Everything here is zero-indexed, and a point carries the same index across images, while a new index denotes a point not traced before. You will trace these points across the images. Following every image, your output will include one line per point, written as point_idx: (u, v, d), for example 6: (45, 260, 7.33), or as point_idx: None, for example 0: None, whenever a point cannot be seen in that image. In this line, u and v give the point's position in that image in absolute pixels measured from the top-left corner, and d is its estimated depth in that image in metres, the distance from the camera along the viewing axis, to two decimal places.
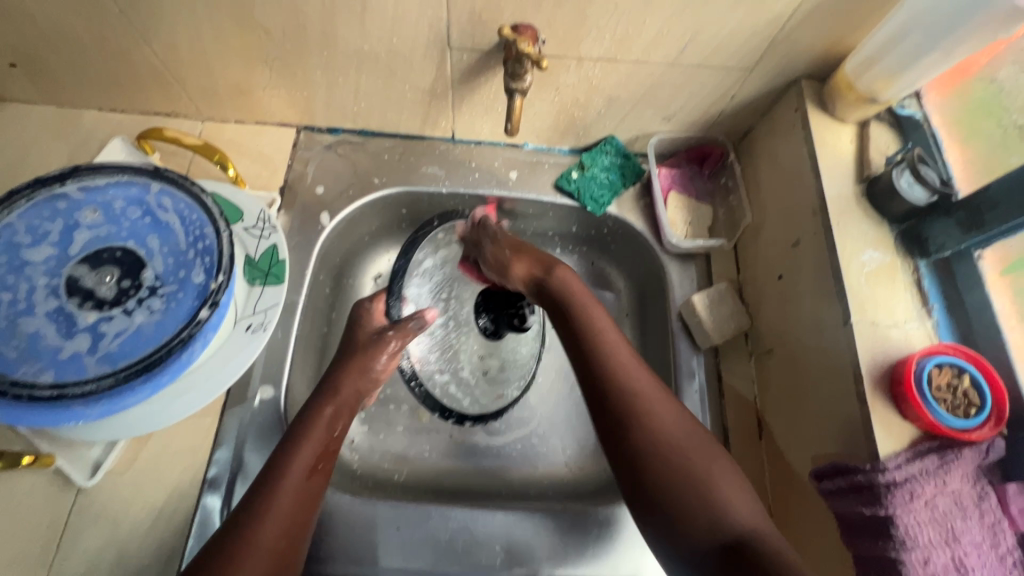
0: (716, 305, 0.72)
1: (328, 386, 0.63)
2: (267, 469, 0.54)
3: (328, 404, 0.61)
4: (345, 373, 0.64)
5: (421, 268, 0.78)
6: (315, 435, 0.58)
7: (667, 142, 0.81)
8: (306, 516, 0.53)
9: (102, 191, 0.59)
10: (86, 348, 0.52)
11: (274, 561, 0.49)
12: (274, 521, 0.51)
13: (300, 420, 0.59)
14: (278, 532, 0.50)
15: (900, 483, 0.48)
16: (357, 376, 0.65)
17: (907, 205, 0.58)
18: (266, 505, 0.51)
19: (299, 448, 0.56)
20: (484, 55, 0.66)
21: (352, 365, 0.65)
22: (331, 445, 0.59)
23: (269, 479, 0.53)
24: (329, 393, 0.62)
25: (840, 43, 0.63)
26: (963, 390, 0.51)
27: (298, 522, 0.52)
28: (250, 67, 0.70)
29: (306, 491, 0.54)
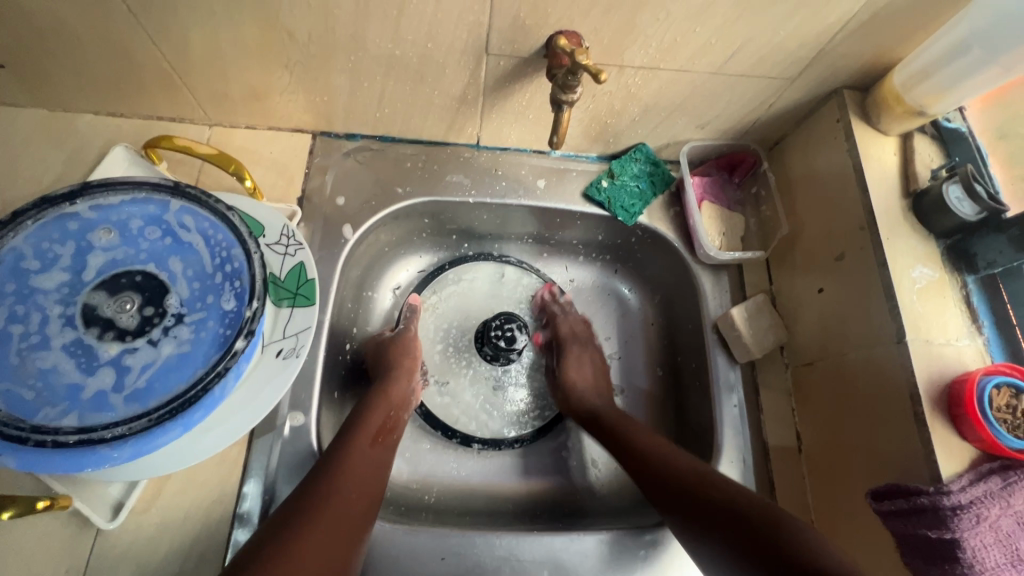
0: (754, 318, 0.72)
1: (383, 377, 0.69)
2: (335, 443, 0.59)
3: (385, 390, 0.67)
4: (394, 364, 0.70)
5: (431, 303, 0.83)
6: (375, 415, 0.63)
7: (698, 149, 0.79)
8: (372, 484, 0.57)
9: (117, 209, 0.55)
10: (112, 385, 0.48)
11: (347, 520, 0.52)
12: (343, 487, 0.54)
13: (362, 404, 0.65)
14: (348, 495, 0.54)
15: (966, 506, 0.48)
16: (406, 368, 0.70)
17: (957, 221, 0.58)
18: (335, 472, 0.55)
19: (361, 426, 0.61)
20: (522, 62, 0.63)
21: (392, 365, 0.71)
22: (389, 425, 0.64)
23: (336, 452, 0.57)
24: (385, 382, 0.68)
25: (886, 54, 0.62)
26: (1022, 410, 0.51)
27: (364, 489, 0.56)
28: (268, 71, 0.65)
29: (370, 462, 0.58)
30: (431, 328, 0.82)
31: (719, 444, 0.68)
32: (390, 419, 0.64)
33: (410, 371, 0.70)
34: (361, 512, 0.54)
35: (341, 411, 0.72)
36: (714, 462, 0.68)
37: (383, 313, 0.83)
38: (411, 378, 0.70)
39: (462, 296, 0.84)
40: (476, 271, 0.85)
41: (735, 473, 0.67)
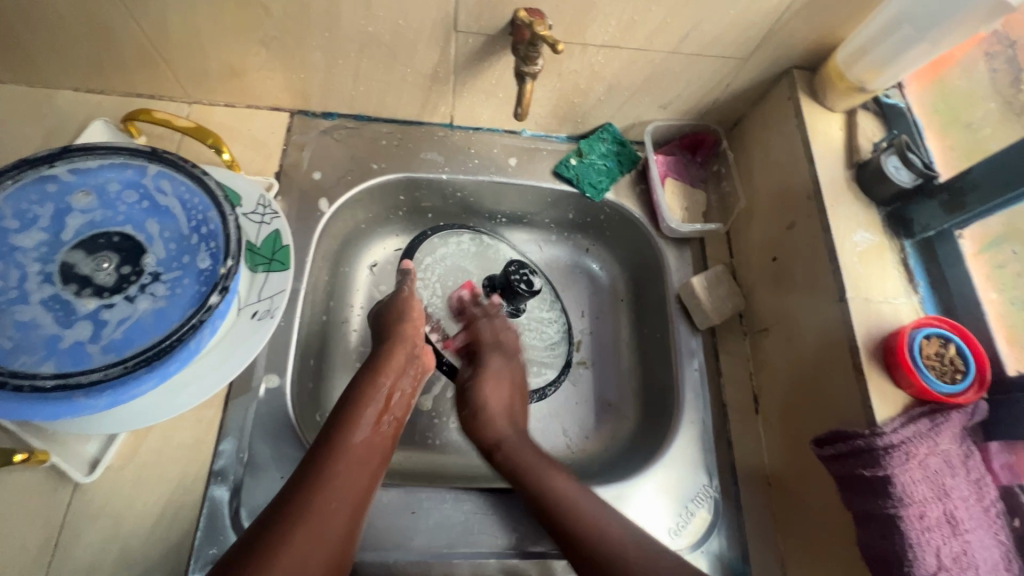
0: (713, 287, 0.75)
1: (377, 355, 0.65)
2: (323, 436, 0.57)
3: (378, 373, 0.63)
4: (388, 339, 0.66)
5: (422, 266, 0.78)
6: (366, 406, 0.60)
7: (662, 130, 0.83)
8: (361, 478, 0.56)
9: (95, 173, 0.57)
10: (88, 336, 0.50)
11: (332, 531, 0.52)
12: (329, 492, 0.54)
13: (354, 387, 0.62)
14: (334, 502, 0.53)
15: (897, 445, 0.52)
16: (403, 345, 0.65)
17: (894, 188, 0.62)
18: (322, 471, 0.54)
19: (353, 416, 0.59)
20: (490, 40, 0.66)
21: (398, 340, 0.66)
22: (382, 412, 0.61)
23: (326, 446, 0.56)
24: (379, 361, 0.64)
25: (830, 35, 0.66)
26: (949, 357, 0.55)
27: (354, 487, 0.55)
28: (246, 48, 0.68)
29: (358, 456, 0.57)
30: (427, 290, 0.77)
31: (680, 406, 0.72)
32: (384, 405, 0.62)
33: (406, 347, 0.66)
34: (347, 519, 0.54)
35: (317, 379, 0.75)
36: (675, 423, 0.71)
37: (360, 288, 0.84)
38: (408, 354, 0.66)
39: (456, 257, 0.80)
40: (458, 236, 0.81)
41: (696, 432, 0.70)
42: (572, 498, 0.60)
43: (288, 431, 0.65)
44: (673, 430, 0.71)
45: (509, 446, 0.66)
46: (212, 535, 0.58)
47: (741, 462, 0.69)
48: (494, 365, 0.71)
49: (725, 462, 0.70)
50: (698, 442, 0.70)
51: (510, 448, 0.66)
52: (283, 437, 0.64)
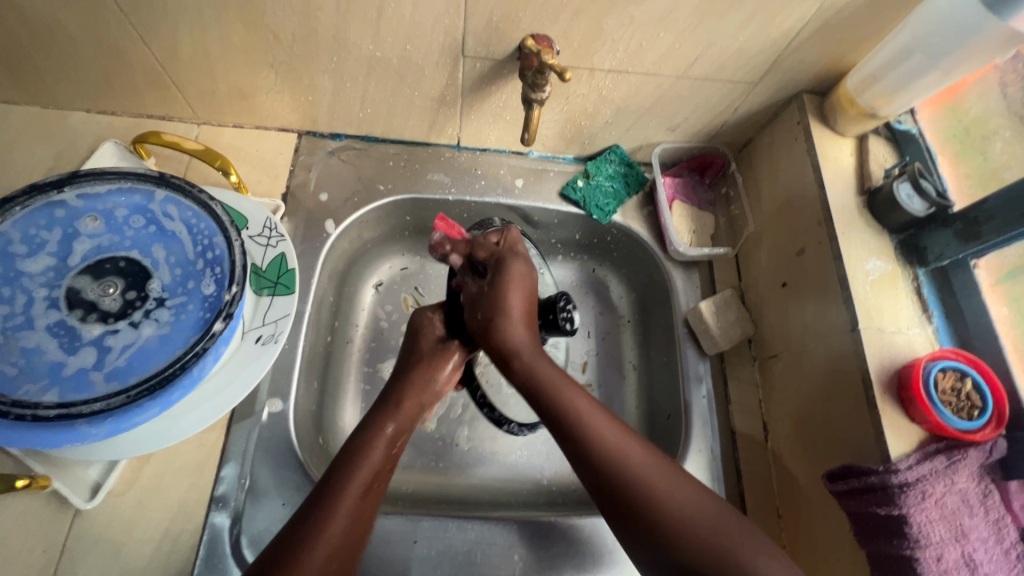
0: (722, 312, 0.74)
1: (384, 404, 0.60)
2: (324, 481, 0.52)
3: (388, 421, 0.58)
4: (403, 386, 0.61)
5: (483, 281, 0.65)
6: (375, 454, 0.54)
7: (669, 151, 0.82)
8: (359, 534, 0.50)
9: (103, 198, 0.57)
10: (92, 363, 0.50)
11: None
12: (326, 550, 0.47)
13: (358, 434, 0.56)
14: (331, 563, 0.47)
15: (913, 483, 0.50)
16: (416, 391, 0.61)
17: (908, 217, 0.61)
18: (321, 524, 0.48)
19: (356, 467, 0.53)
20: (498, 64, 0.66)
21: (416, 374, 0.62)
22: (387, 464, 0.55)
23: (327, 495, 0.50)
24: (389, 409, 0.59)
25: (840, 60, 0.65)
26: (966, 392, 0.54)
27: (352, 546, 0.49)
28: (255, 71, 0.68)
29: (361, 511, 0.51)
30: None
31: (688, 433, 0.70)
32: (389, 456, 0.56)
33: (418, 395, 0.61)
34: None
35: (321, 401, 0.74)
36: (683, 451, 0.70)
37: (365, 308, 0.84)
38: (421, 402, 0.61)
39: None
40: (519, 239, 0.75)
41: (704, 461, 0.69)
42: (614, 442, 0.52)
43: (290, 456, 0.64)
44: (680, 458, 0.69)
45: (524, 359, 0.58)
46: (211, 563, 0.57)
47: (750, 492, 0.68)
48: (516, 270, 0.61)
49: (733, 492, 0.68)
50: (706, 471, 0.69)
51: (527, 362, 0.58)
52: (286, 462, 0.64)
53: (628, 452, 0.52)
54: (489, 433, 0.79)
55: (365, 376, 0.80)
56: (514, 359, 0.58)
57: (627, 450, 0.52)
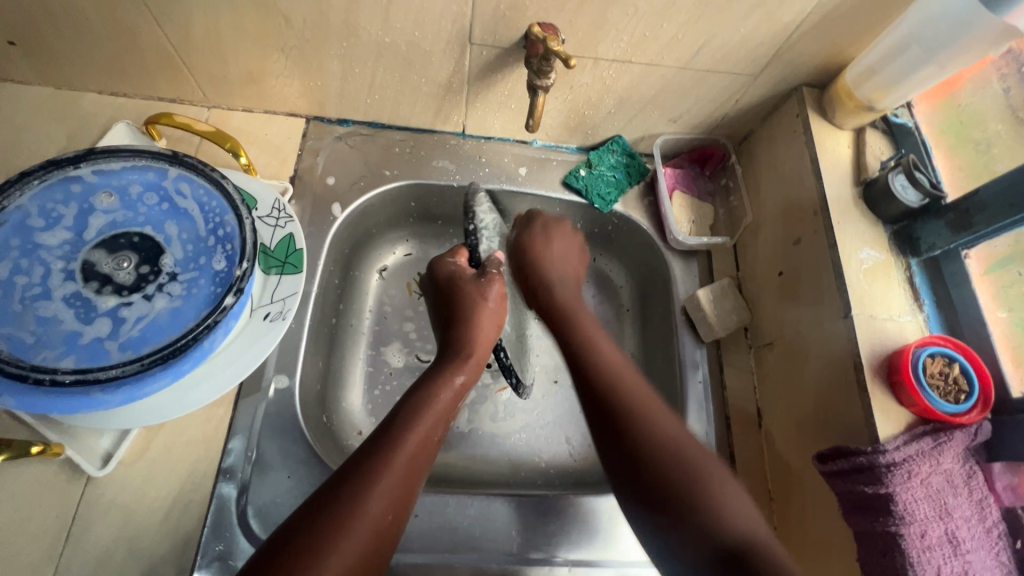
0: (719, 300, 0.76)
1: (451, 357, 0.67)
2: (380, 436, 0.55)
3: (457, 373, 0.65)
4: (468, 340, 0.69)
5: (484, 223, 0.80)
6: (435, 408, 0.60)
7: (670, 143, 0.84)
8: (414, 487, 0.53)
9: (117, 175, 0.58)
10: (108, 333, 0.52)
11: (379, 538, 0.49)
12: (383, 497, 0.50)
13: (423, 387, 0.62)
14: (385, 510, 0.50)
15: (900, 463, 0.52)
16: (483, 343, 0.69)
17: (901, 207, 0.63)
18: (377, 474, 0.51)
19: (419, 419, 0.58)
20: (504, 52, 0.68)
21: (475, 306, 0.71)
22: (447, 416, 0.61)
23: (384, 448, 0.54)
24: (457, 363, 0.66)
25: (839, 55, 0.67)
26: (953, 377, 0.55)
27: (407, 496, 0.52)
28: (266, 55, 0.69)
29: (418, 462, 0.55)
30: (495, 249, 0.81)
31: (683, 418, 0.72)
32: (451, 409, 0.62)
33: (484, 348, 0.69)
34: (394, 529, 0.50)
35: (325, 380, 0.76)
36: None
37: (369, 291, 0.85)
38: (482, 358, 0.69)
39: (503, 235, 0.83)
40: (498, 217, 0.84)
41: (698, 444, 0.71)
42: (654, 426, 0.57)
43: (294, 431, 0.66)
44: None
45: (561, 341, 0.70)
46: (218, 531, 0.59)
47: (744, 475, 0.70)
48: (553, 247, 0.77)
49: None
50: None
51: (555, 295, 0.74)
52: (290, 436, 0.65)
53: (707, 461, 0.55)
54: (489, 417, 0.80)
55: (370, 358, 0.82)
56: (559, 325, 0.70)
57: (697, 453, 0.55)
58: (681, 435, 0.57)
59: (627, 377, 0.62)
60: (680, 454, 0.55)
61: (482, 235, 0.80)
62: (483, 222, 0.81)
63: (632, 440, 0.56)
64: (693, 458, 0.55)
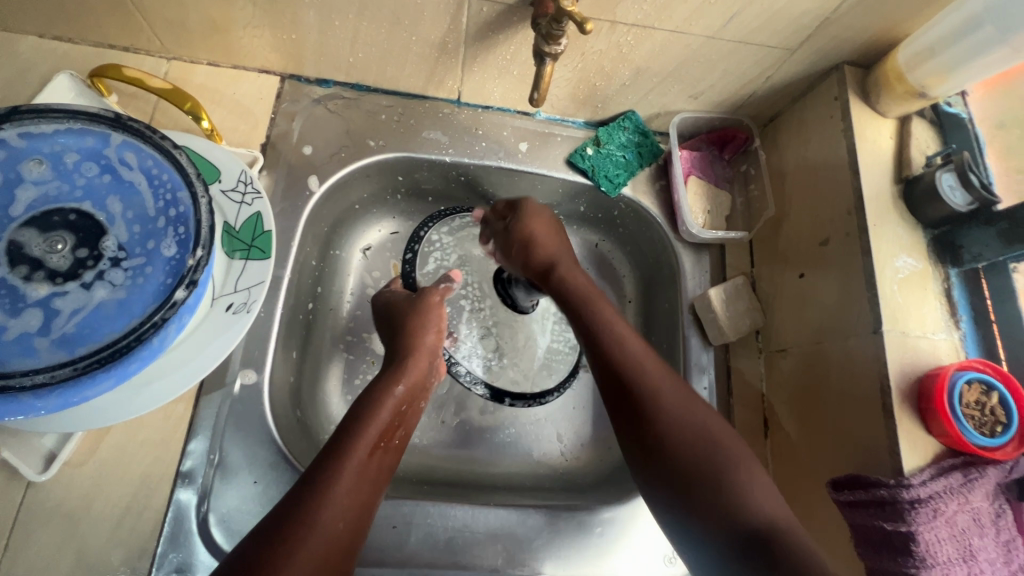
0: (732, 300, 0.70)
1: (394, 365, 0.62)
2: (330, 445, 0.53)
3: (399, 381, 0.59)
4: (410, 347, 0.63)
5: (432, 244, 0.77)
6: (382, 414, 0.56)
7: (689, 121, 0.76)
8: (367, 498, 0.52)
9: (50, 138, 0.50)
10: (37, 328, 0.45)
11: (331, 549, 0.47)
12: (337, 507, 0.49)
13: (369, 393, 0.58)
14: (338, 520, 0.48)
15: (924, 501, 0.47)
16: (426, 350, 0.63)
17: (947, 211, 0.56)
18: (329, 484, 0.49)
19: (363, 428, 0.54)
20: (508, 10, 0.58)
21: (419, 313, 0.65)
22: (395, 423, 0.57)
23: (331, 458, 0.51)
24: (397, 370, 0.60)
25: (892, 30, 0.59)
26: (991, 407, 0.51)
27: (361, 508, 0.51)
28: (229, 2, 0.59)
29: (367, 473, 0.53)
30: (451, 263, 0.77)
31: None
32: (397, 417, 0.58)
33: (429, 355, 0.63)
34: (348, 540, 0.49)
35: (299, 371, 0.69)
36: None
37: (350, 274, 0.78)
38: (429, 363, 0.63)
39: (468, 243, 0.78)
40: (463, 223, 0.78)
41: None
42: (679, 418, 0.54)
43: (262, 431, 0.60)
44: None
45: (562, 268, 0.66)
46: (176, 539, 0.54)
47: None
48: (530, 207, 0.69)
49: None
50: None
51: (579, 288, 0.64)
52: (258, 437, 0.60)
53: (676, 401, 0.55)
54: (475, 412, 0.75)
55: (349, 345, 0.75)
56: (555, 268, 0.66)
57: (657, 372, 0.56)
58: (697, 414, 0.54)
59: (598, 303, 0.62)
60: (701, 435, 0.53)
61: (425, 256, 0.76)
62: (430, 243, 0.77)
63: (605, 336, 0.59)
64: (652, 375, 0.56)
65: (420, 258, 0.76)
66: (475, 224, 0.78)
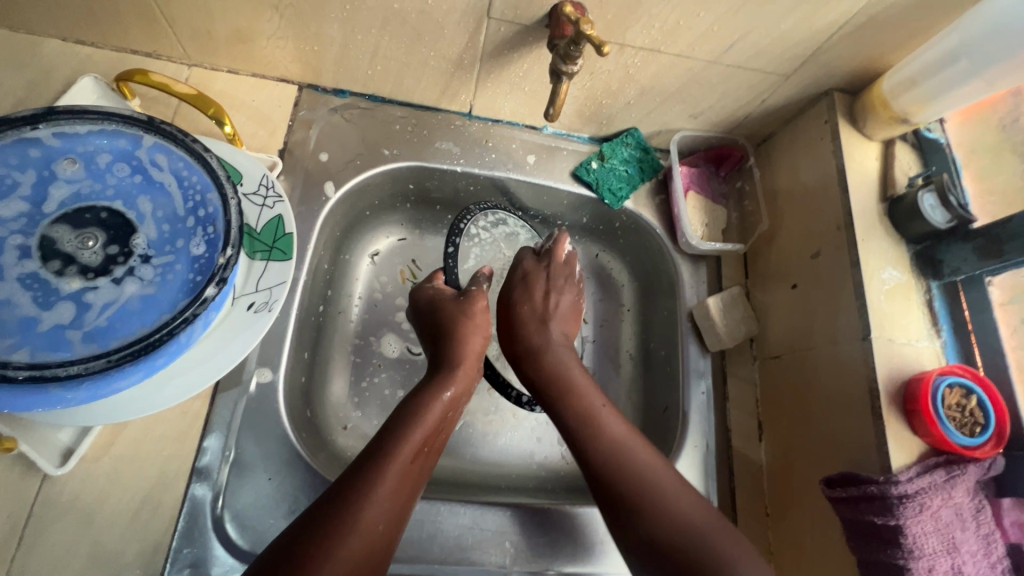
0: (728, 309, 0.74)
1: (443, 370, 0.63)
2: (375, 446, 0.54)
3: (446, 388, 0.61)
4: (457, 355, 0.64)
5: (472, 238, 0.73)
6: (428, 419, 0.58)
7: (688, 139, 0.80)
8: (406, 501, 0.53)
9: (83, 139, 0.51)
10: (70, 320, 0.46)
11: (370, 550, 0.48)
12: (379, 506, 0.50)
13: (416, 397, 0.60)
14: (379, 520, 0.50)
15: (912, 495, 0.51)
16: (473, 357, 0.65)
17: (928, 228, 0.61)
18: (372, 485, 0.51)
19: (409, 434, 0.56)
20: (523, 30, 0.62)
21: (469, 314, 0.66)
22: (439, 427, 0.59)
23: (377, 459, 0.53)
24: (448, 374, 0.62)
25: (876, 61, 0.64)
26: (970, 409, 0.54)
27: (400, 511, 0.52)
28: (257, 14, 0.62)
29: (409, 475, 0.54)
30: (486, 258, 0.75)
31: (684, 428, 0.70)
32: (442, 421, 0.60)
33: (474, 361, 0.65)
34: (387, 541, 0.50)
35: (310, 373, 0.71)
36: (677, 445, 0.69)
37: (359, 278, 0.80)
38: (474, 370, 0.65)
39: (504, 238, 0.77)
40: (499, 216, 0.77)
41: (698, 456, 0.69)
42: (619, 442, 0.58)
43: (276, 429, 0.61)
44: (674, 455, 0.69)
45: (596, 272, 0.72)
46: (192, 535, 0.55)
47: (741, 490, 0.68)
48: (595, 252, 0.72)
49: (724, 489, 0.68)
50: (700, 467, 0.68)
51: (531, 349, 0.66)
52: (272, 435, 0.61)
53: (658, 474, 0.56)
54: (481, 413, 0.77)
55: (357, 349, 0.77)
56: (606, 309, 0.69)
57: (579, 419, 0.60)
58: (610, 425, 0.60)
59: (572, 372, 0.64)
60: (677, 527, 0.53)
61: (466, 251, 0.73)
62: (469, 237, 0.73)
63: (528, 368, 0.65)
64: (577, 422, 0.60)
65: (461, 254, 0.73)
66: (507, 222, 0.77)
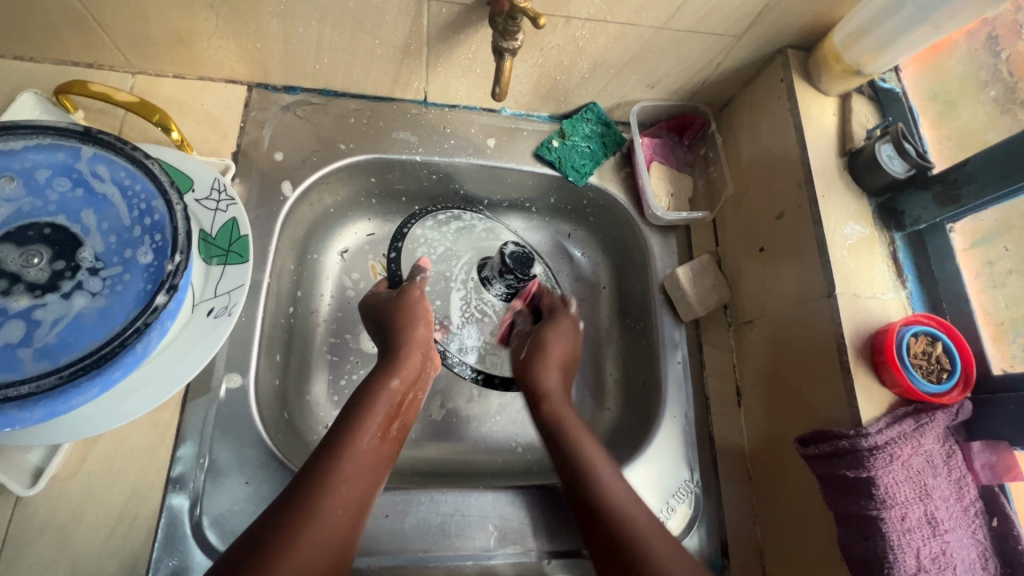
0: (699, 277, 0.73)
1: (386, 360, 0.62)
2: (329, 437, 0.55)
3: (393, 374, 0.61)
4: (401, 342, 0.63)
5: (416, 239, 0.76)
6: (379, 406, 0.58)
7: (647, 110, 0.79)
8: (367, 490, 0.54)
9: (20, 155, 0.50)
10: (20, 339, 0.45)
11: (334, 535, 0.49)
12: (338, 493, 0.51)
13: (363, 389, 0.60)
14: (338, 506, 0.51)
15: (882, 446, 0.51)
16: (417, 343, 0.64)
17: (887, 178, 0.60)
18: (328, 476, 0.51)
19: (363, 422, 0.56)
20: (466, 9, 0.60)
21: (404, 306, 0.66)
22: (391, 414, 0.59)
23: (328, 454, 0.53)
24: (391, 361, 0.62)
25: (827, 14, 0.63)
26: (936, 356, 0.55)
27: (359, 499, 0.53)
28: (191, 14, 0.60)
29: (365, 462, 0.54)
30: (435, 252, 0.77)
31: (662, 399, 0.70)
32: (392, 411, 0.59)
33: (420, 348, 0.64)
34: (350, 527, 0.51)
35: (285, 375, 0.70)
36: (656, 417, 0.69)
37: (329, 276, 0.79)
38: (422, 355, 0.64)
39: (455, 232, 0.79)
40: (445, 216, 0.79)
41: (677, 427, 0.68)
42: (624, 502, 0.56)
43: (250, 432, 0.61)
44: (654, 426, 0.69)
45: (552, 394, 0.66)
46: (171, 544, 0.55)
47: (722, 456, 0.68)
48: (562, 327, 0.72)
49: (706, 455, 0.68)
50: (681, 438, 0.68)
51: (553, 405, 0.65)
52: (247, 438, 0.61)
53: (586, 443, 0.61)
54: (463, 401, 0.76)
55: (333, 347, 0.76)
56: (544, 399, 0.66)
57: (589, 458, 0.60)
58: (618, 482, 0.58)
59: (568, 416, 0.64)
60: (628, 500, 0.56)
61: (410, 252, 0.76)
62: (413, 239, 0.76)
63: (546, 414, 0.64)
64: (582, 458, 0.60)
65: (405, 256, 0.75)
66: (459, 217, 0.80)
